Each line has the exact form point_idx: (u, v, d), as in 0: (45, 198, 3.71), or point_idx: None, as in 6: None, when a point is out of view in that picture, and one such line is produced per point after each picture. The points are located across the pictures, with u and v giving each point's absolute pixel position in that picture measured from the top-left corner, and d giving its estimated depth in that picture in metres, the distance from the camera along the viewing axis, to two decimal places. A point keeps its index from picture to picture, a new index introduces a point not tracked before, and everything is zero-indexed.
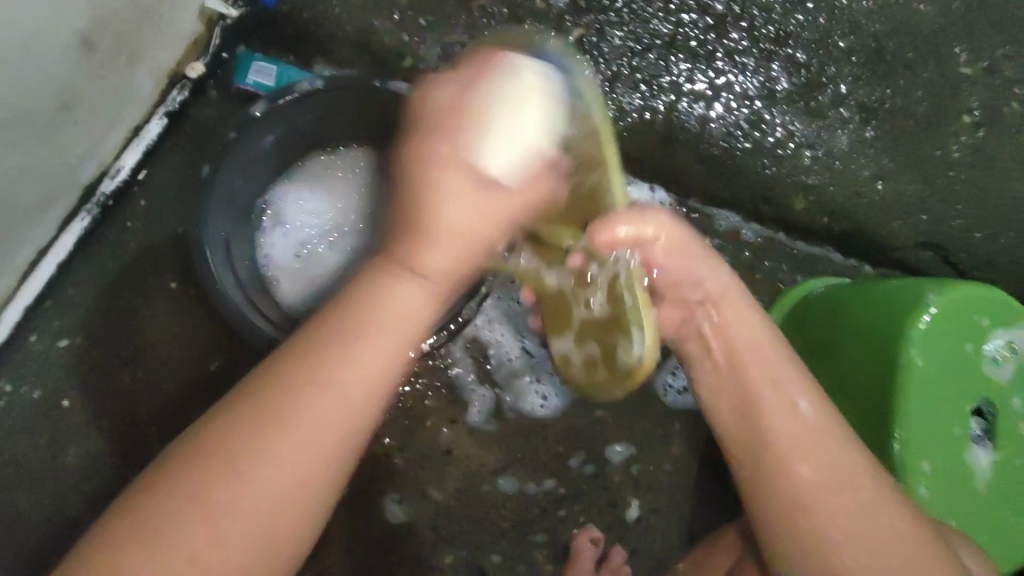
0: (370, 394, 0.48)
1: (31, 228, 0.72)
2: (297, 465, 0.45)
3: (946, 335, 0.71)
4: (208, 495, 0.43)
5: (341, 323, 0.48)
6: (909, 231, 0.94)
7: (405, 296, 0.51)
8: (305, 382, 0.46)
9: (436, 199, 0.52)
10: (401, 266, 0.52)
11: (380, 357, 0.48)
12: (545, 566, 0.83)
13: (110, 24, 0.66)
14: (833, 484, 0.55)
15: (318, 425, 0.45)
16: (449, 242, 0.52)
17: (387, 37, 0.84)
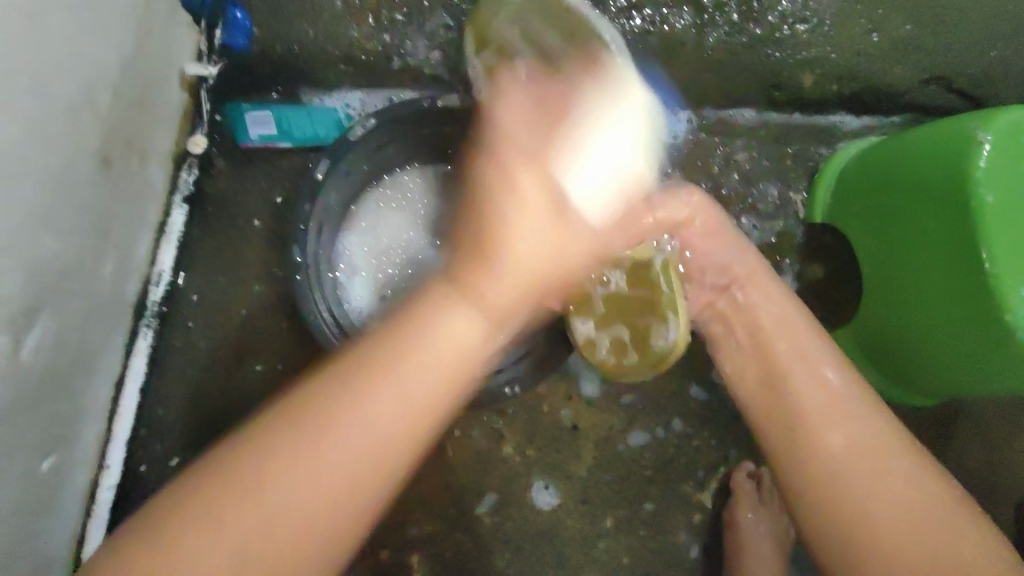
0: (417, 419, 0.43)
1: (105, 364, 0.67)
2: (329, 489, 0.40)
3: (1010, 166, 0.73)
4: (225, 507, 0.39)
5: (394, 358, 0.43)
6: (910, 72, 0.93)
7: (457, 321, 0.45)
8: (331, 413, 0.41)
9: (518, 232, 0.46)
10: (463, 299, 0.45)
11: (419, 389, 0.43)
12: (697, 496, 0.85)
13: (118, 131, 0.60)
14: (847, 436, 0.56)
15: (347, 469, 0.41)
16: (518, 280, 0.47)
17: (368, 43, 0.77)
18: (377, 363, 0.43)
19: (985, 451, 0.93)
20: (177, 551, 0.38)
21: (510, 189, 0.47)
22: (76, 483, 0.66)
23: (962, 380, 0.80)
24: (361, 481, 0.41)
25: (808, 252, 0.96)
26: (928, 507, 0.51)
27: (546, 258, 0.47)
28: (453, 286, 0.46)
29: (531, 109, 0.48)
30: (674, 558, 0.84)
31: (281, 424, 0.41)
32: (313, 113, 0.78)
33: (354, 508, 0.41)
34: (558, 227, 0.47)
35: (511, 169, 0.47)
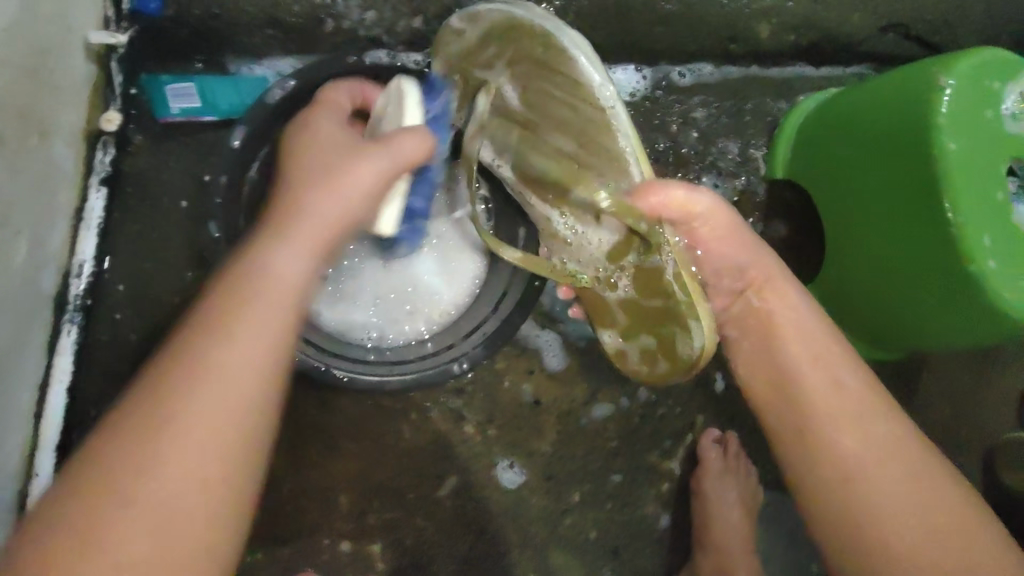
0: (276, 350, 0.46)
1: (23, 363, 0.63)
2: (207, 450, 0.42)
3: (968, 111, 0.71)
4: (116, 493, 0.40)
5: (231, 299, 0.45)
6: (867, 21, 0.89)
7: (284, 261, 0.48)
8: (183, 377, 0.43)
9: (307, 195, 0.51)
10: (269, 238, 0.49)
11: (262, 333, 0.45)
12: (664, 464, 0.83)
13: (8, 108, 0.55)
14: (878, 459, 0.54)
15: (204, 419, 0.42)
16: (316, 224, 0.50)
17: (296, 4, 0.70)
18: (216, 322, 0.45)
19: (950, 403, 0.92)
20: (101, 534, 0.39)
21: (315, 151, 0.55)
22: (2, 494, 0.61)
23: (932, 334, 0.79)
24: (231, 443, 0.43)
25: (773, 211, 0.93)
26: (954, 526, 0.51)
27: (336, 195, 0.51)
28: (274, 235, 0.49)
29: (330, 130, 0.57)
30: (643, 529, 0.82)
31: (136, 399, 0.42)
32: (239, 84, 0.72)
33: (241, 457, 0.43)
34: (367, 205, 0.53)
35: (303, 141, 0.56)
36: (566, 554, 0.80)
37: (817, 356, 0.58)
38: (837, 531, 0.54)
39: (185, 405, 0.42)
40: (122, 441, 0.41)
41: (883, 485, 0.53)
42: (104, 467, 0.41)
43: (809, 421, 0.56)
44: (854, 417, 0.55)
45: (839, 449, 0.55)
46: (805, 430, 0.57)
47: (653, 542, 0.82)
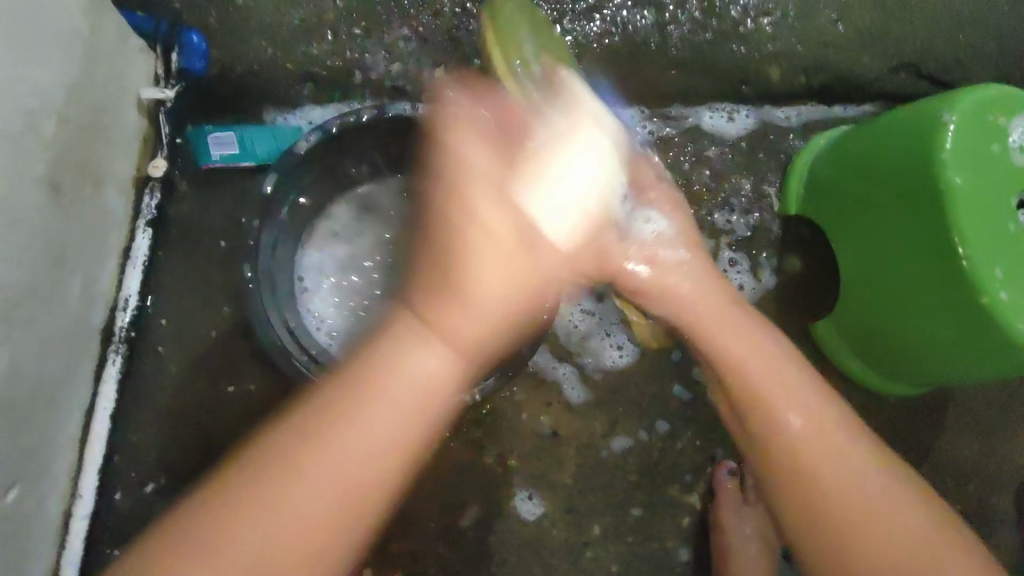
0: (422, 415, 0.44)
1: (72, 393, 0.68)
2: (343, 500, 0.41)
3: (974, 146, 0.73)
4: (252, 507, 0.39)
5: (379, 359, 0.44)
6: (875, 61, 0.92)
7: (422, 362, 0.44)
8: (330, 428, 0.41)
9: (467, 258, 0.49)
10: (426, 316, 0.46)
11: (411, 395, 0.43)
12: (684, 498, 0.83)
13: (68, 158, 0.61)
14: (849, 495, 0.51)
15: (361, 448, 0.41)
16: (480, 315, 0.48)
17: (329, 59, 0.78)
18: (319, 418, 0.42)
19: (979, 441, 0.91)
20: (238, 539, 0.39)
21: (467, 212, 0.50)
22: (47, 516, 0.66)
23: (952, 367, 0.79)
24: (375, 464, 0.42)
25: (788, 245, 0.95)
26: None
27: (503, 282, 0.49)
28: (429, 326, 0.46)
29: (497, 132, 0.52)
30: (664, 563, 0.82)
31: (303, 408, 0.43)
32: (275, 132, 0.77)
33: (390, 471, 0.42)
34: (517, 260, 0.50)
35: (466, 200, 0.50)
36: None
37: (785, 387, 0.57)
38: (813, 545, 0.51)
39: (330, 443, 0.41)
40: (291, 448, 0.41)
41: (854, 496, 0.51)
42: (256, 480, 0.40)
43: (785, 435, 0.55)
44: (825, 445, 0.54)
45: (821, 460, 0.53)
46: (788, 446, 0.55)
47: None
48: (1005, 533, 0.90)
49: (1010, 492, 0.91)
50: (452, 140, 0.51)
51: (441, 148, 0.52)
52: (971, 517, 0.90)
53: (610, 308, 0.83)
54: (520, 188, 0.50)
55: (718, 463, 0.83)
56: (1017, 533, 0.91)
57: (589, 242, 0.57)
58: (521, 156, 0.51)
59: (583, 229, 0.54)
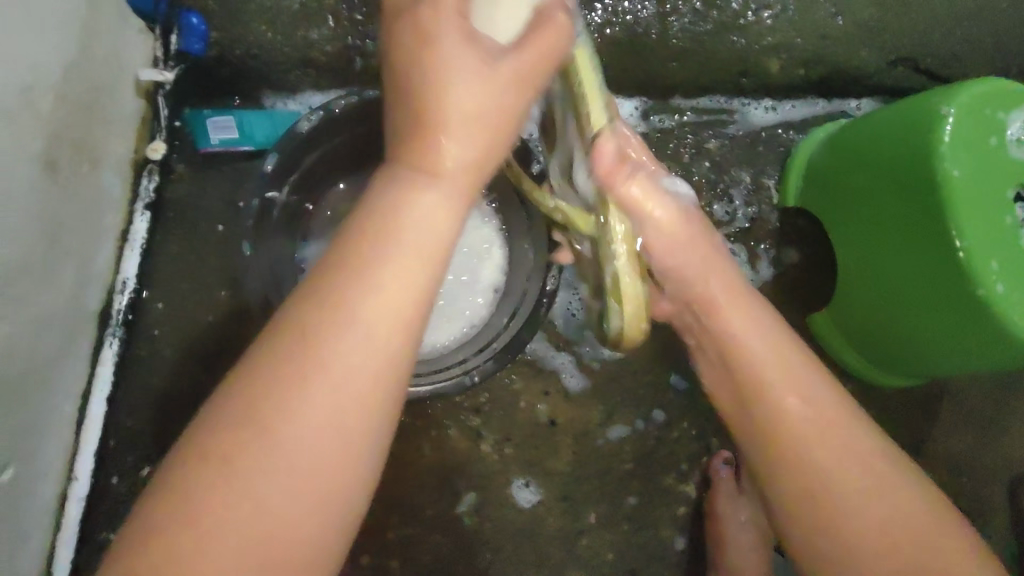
0: (417, 302, 0.42)
1: (66, 375, 0.67)
2: (340, 409, 0.40)
3: (972, 139, 0.73)
4: (240, 441, 0.39)
5: (350, 263, 0.42)
6: (877, 55, 0.92)
7: (418, 212, 0.43)
8: (315, 331, 0.40)
9: (446, 105, 0.44)
10: (416, 170, 0.44)
11: (404, 274, 0.42)
12: (679, 486, 0.83)
13: (64, 136, 0.60)
14: (859, 488, 0.51)
15: (343, 374, 0.40)
16: (463, 135, 0.44)
17: (328, 45, 0.76)
18: (292, 343, 0.40)
19: (972, 433, 0.92)
20: (230, 489, 0.38)
21: (441, 77, 0.44)
22: (39, 497, 0.66)
23: (946, 359, 0.79)
24: (357, 388, 0.40)
25: (785, 237, 0.95)
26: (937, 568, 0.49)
27: (483, 103, 0.45)
28: (404, 175, 0.44)
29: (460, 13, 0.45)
30: (659, 551, 0.82)
31: (283, 332, 0.41)
32: (275, 117, 0.77)
33: (377, 392, 0.41)
34: (505, 103, 0.45)
35: (436, 65, 0.44)
36: None
37: (782, 366, 0.56)
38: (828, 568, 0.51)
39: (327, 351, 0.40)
40: (273, 390, 0.39)
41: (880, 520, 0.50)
42: (236, 421, 0.39)
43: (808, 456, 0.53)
44: (825, 432, 0.53)
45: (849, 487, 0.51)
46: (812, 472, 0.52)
47: (670, 565, 0.82)
48: (999, 525, 0.91)
49: (1004, 484, 0.92)
50: (416, 47, 0.45)
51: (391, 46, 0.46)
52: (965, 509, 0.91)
53: None
54: (452, 44, 0.44)
55: (714, 453, 0.83)
56: (1011, 525, 0.91)
57: (549, 35, 0.46)
58: (470, 11, 0.46)
59: (526, 20, 0.47)
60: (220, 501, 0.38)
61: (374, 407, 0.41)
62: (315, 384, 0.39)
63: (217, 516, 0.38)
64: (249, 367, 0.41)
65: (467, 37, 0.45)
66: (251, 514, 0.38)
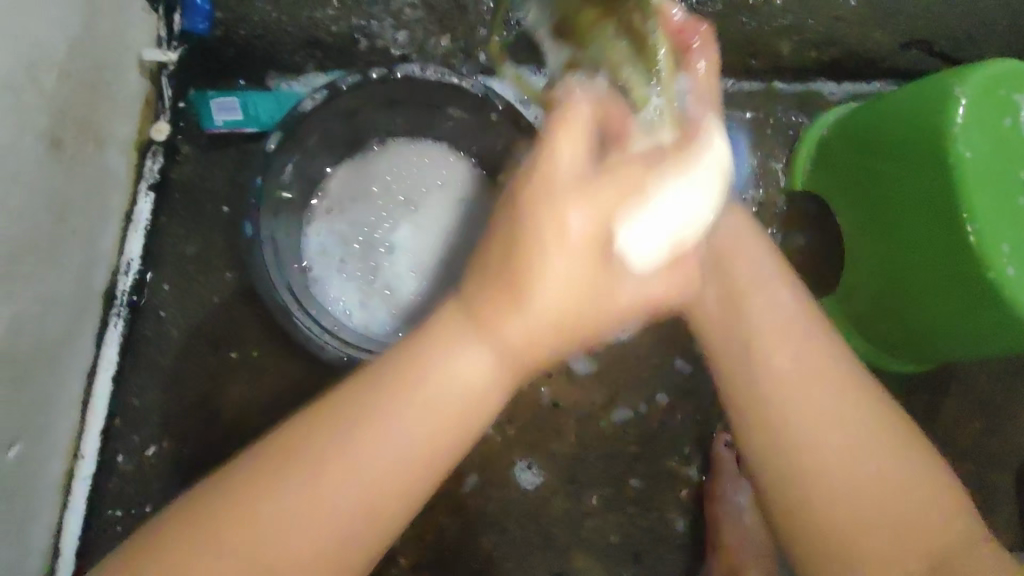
0: (452, 423, 0.43)
1: (73, 354, 0.68)
2: (342, 520, 0.41)
3: (985, 122, 0.72)
4: (250, 512, 0.40)
5: (390, 400, 0.42)
6: (890, 36, 0.90)
7: (465, 361, 0.43)
8: (368, 419, 0.42)
9: (544, 263, 0.42)
10: (472, 316, 0.43)
11: (427, 428, 0.43)
12: (682, 470, 0.83)
13: (69, 116, 0.61)
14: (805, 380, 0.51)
15: (360, 489, 0.41)
16: (537, 323, 0.43)
17: (333, 24, 0.76)
18: (333, 435, 0.42)
19: (980, 420, 0.91)
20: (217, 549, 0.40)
21: (548, 155, 0.43)
22: (49, 475, 0.67)
23: (954, 345, 0.78)
24: (369, 509, 0.42)
25: (793, 221, 0.94)
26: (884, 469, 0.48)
27: (571, 297, 0.43)
28: (465, 317, 0.43)
29: (574, 168, 0.43)
30: (662, 535, 0.83)
31: (326, 411, 0.42)
32: (279, 98, 0.76)
33: (387, 520, 0.42)
34: (593, 259, 0.43)
35: (556, 217, 0.42)
36: (584, 558, 0.81)
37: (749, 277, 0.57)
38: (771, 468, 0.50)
39: (382, 414, 0.42)
40: (295, 467, 0.41)
41: (854, 490, 0.47)
42: (248, 485, 0.41)
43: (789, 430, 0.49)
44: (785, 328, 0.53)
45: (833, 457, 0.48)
46: (791, 447, 0.49)
47: (673, 547, 0.83)
48: (1004, 510, 0.91)
49: (1010, 471, 0.91)
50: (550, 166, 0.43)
51: (553, 117, 0.45)
52: (969, 494, 0.90)
53: None
54: (579, 208, 0.42)
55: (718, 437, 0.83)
56: (1016, 513, 0.91)
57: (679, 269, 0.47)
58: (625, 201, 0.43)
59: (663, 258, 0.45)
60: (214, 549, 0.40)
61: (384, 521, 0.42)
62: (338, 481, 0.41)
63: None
64: (284, 435, 0.42)
65: (604, 219, 0.43)
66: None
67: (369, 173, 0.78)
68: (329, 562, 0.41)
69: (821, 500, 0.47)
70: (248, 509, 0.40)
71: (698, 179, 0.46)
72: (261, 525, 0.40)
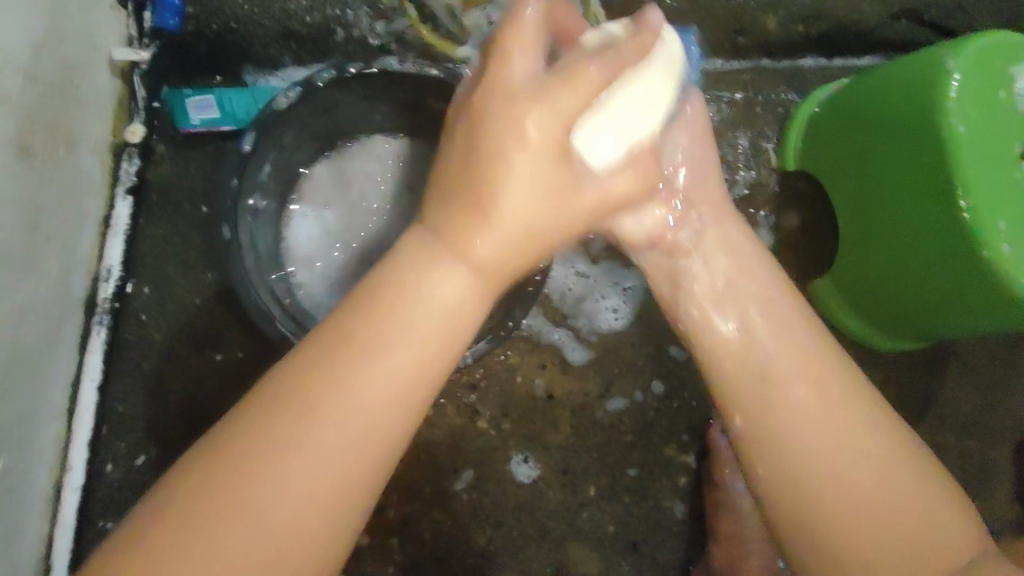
0: (456, 323, 0.46)
1: (56, 363, 0.67)
2: (370, 420, 0.42)
3: (979, 94, 0.70)
4: (279, 437, 0.41)
5: (385, 299, 0.44)
6: (879, 9, 0.88)
7: (450, 278, 0.45)
8: (370, 327, 0.44)
9: (503, 161, 0.45)
10: (452, 243, 0.45)
11: (435, 325, 0.45)
12: (679, 458, 0.83)
13: (37, 120, 0.59)
14: (816, 405, 0.50)
15: (379, 384, 0.43)
16: (509, 228, 0.46)
17: (308, 15, 0.74)
18: (336, 344, 0.43)
19: (979, 396, 0.90)
20: (243, 482, 0.40)
21: (500, 64, 0.46)
22: (35, 486, 0.66)
23: (950, 323, 0.77)
24: (394, 403, 0.43)
25: (785, 202, 0.93)
26: (898, 495, 0.47)
27: (536, 208, 0.46)
28: (438, 233, 0.46)
29: (531, 78, 0.46)
30: (661, 523, 0.82)
31: (336, 328, 0.44)
32: (255, 94, 0.74)
33: (409, 410, 0.44)
34: (550, 160, 0.46)
35: (501, 90, 0.45)
36: (583, 549, 0.81)
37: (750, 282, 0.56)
38: (781, 503, 0.49)
39: (394, 320, 0.44)
40: (310, 375, 0.42)
41: (873, 516, 0.47)
42: (273, 407, 0.42)
43: (786, 449, 0.49)
44: (790, 351, 0.52)
45: (835, 484, 0.48)
46: (803, 481, 0.48)
47: (672, 536, 0.82)
48: (1004, 486, 0.90)
49: (1009, 447, 0.91)
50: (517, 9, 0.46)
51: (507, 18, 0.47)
52: (970, 472, 0.90)
53: (607, 269, 0.82)
54: (536, 114, 0.45)
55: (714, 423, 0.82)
56: (1017, 489, 0.90)
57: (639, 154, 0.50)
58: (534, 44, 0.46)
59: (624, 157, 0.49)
60: (246, 483, 0.40)
61: (406, 413, 0.44)
62: (354, 380, 0.42)
63: (249, 505, 0.40)
64: (299, 355, 0.44)
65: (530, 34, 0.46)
66: (272, 509, 0.40)
67: (348, 170, 0.77)
68: (363, 457, 0.42)
69: (839, 523, 0.47)
70: (274, 447, 0.41)
71: (646, 81, 0.49)
72: (286, 463, 0.41)
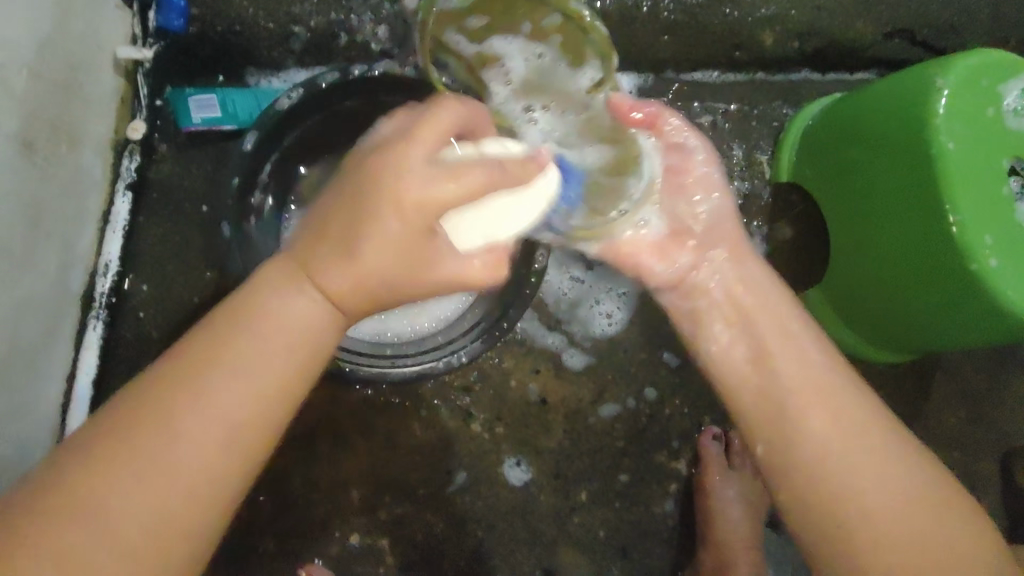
0: (298, 352, 0.44)
1: (51, 358, 0.67)
2: (209, 444, 0.41)
3: (967, 112, 0.72)
4: (122, 454, 0.40)
5: (238, 334, 0.43)
6: (873, 26, 0.90)
7: (294, 308, 0.44)
8: (230, 339, 0.43)
9: (377, 220, 0.42)
10: (298, 273, 0.44)
11: (286, 349, 0.44)
12: (671, 464, 0.83)
13: (41, 117, 0.59)
14: (845, 430, 0.51)
15: (219, 412, 0.42)
16: (394, 248, 0.43)
17: (313, 19, 0.75)
18: (194, 366, 0.42)
19: (966, 409, 0.92)
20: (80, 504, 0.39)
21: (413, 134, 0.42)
22: None
23: (938, 336, 0.79)
24: (242, 428, 0.42)
25: (778, 214, 0.94)
26: (946, 532, 0.47)
27: (423, 235, 0.44)
28: (291, 262, 0.44)
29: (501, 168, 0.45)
30: (651, 529, 0.83)
31: (186, 350, 0.43)
32: (259, 96, 0.75)
33: (250, 439, 0.43)
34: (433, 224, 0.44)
35: (404, 148, 0.42)
36: (574, 554, 0.81)
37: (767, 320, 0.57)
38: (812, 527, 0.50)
39: (251, 340, 0.43)
40: (155, 399, 0.41)
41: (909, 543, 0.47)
42: (118, 426, 0.40)
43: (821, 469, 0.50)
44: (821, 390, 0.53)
45: (869, 507, 0.48)
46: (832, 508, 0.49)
47: (662, 542, 0.83)
48: (990, 497, 0.91)
49: (995, 459, 0.92)
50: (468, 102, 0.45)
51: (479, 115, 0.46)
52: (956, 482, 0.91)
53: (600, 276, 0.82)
54: (430, 189, 0.42)
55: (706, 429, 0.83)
56: (1002, 500, 0.91)
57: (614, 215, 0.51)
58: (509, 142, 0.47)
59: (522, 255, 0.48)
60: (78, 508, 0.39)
61: (251, 438, 0.43)
62: (209, 401, 0.41)
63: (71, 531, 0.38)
64: (155, 372, 0.43)
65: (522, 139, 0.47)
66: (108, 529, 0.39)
67: None
68: (194, 484, 0.41)
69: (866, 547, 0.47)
70: (118, 460, 0.40)
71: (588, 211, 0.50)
72: (120, 480, 0.39)
